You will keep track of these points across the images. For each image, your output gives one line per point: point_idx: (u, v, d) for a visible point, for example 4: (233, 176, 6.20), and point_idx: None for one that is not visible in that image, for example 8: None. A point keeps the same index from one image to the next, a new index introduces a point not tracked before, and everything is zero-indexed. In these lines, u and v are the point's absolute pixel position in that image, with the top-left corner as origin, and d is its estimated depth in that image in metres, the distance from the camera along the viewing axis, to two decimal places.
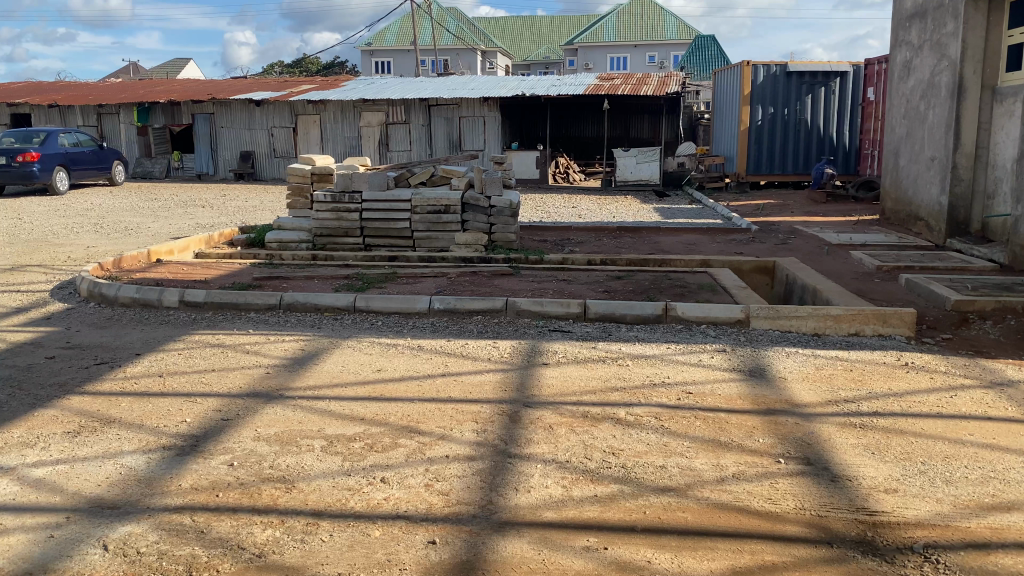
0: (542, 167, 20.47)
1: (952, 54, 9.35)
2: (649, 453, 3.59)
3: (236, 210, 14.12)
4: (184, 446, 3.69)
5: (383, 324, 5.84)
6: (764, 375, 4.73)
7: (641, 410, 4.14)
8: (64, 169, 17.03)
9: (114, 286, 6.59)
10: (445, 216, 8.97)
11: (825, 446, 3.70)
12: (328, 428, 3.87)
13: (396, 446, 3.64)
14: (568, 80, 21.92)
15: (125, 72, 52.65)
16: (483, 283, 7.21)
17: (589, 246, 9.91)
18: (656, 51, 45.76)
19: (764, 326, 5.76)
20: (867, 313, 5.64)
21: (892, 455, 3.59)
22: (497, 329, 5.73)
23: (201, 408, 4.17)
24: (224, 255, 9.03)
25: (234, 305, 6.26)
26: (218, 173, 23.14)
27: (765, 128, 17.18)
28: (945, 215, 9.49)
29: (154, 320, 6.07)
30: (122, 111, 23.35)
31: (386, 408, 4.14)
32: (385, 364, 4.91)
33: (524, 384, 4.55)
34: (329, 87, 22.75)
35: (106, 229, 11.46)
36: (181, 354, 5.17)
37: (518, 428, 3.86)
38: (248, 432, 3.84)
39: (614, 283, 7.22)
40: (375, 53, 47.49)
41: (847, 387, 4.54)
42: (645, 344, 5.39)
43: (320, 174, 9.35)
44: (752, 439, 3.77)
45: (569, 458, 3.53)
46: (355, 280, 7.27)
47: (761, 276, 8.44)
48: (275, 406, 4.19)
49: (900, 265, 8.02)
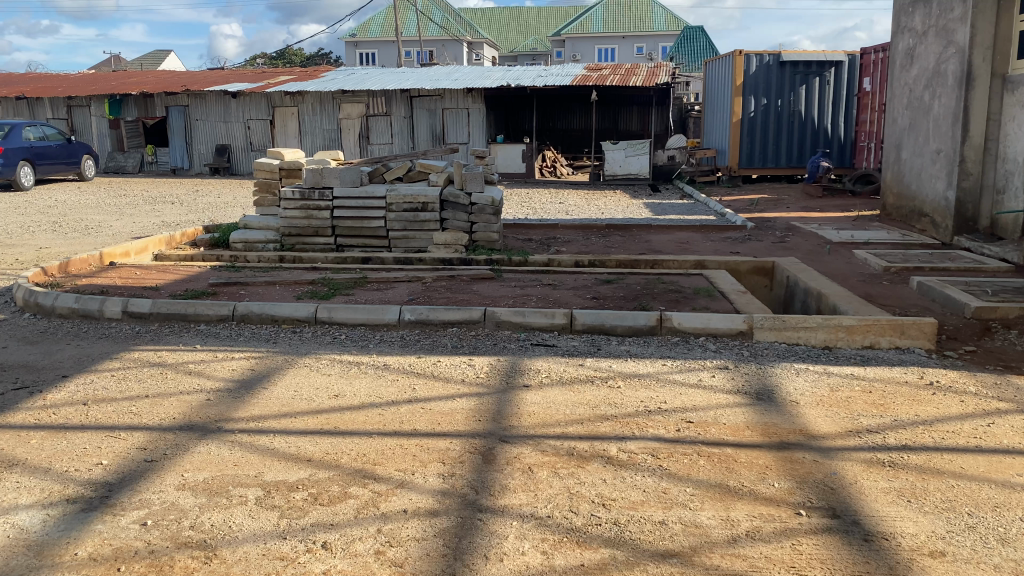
0: (529, 160, 19.79)
1: (959, 41, 8.82)
2: (646, 504, 3.03)
3: (207, 206, 13.50)
4: (92, 498, 3.08)
5: (347, 339, 5.25)
6: (773, 399, 4.17)
7: (634, 445, 3.57)
8: (29, 163, 16.28)
9: (51, 294, 5.97)
10: (422, 214, 8.36)
11: (850, 491, 3.15)
12: (266, 473, 3.28)
13: (345, 498, 3.07)
14: (553, 70, 21.30)
15: (106, 65, 51.91)
16: (460, 289, 6.64)
17: (577, 245, 9.36)
18: (643, 42, 45.18)
19: (768, 338, 5.22)
20: (883, 323, 5.10)
21: (932, 504, 3.05)
22: (474, 343, 5.15)
23: (123, 447, 3.57)
24: (184, 257, 8.39)
25: (184, 316, 5.66)
26: (193, 166, 22.46)
27: (758, 120, 16.66)
28: (952, 211, 8.98)
29: (92, 333, 5.45)
30: (93, 104, 22.65)
31: (340, 445, 3.56)
32: (344, 389, 4.31)
33: (502, 412, 3.97)
34: (308, 79, 22.09)
35: (66, 227, 10.85)
36: (114, 376, 4.56)
37: (492, 471, 3.29)
38: (172, 478, 3.25)
39: (603, 288, 6.66)
40: (360, 45, 46.78)
41: (868, 414, 3.99)
42: (638, 360, 4.81)
43: (289, 169, 8.77)
44: (764, 484, 3.21)
45: (551, 512, 2.95)
46: (321, 286, 6.67)
47: (759, 278, 7.89)
48: (210, 442, 3.61)
49: (909, 266, 7.50)
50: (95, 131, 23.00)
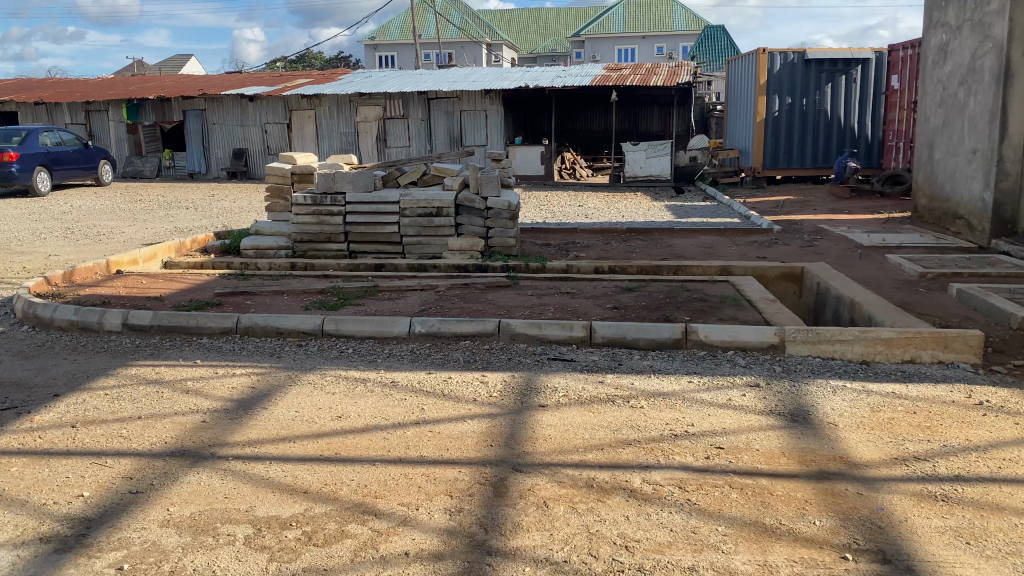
0: (547, 162, 19.48)
1: (997, 35, 8.43)
2: (674, 546, 2.73)
3: (221, 211, 13.37)
4: (68, 537, 2.83)
5: (354, 353, 4.99)
6: (809, 421, 3.86)
7: (660, 476, 3.27)
8: (45, 169, 16.22)
9: (50, 306, 5.77)
10: (436, 219, 8.10)
11: (901, 531, 2.83)
12: (258, 508, 3.02)
13: (342, 537, 2.79)
14: (572, 71, 20.99)
15: (128, 71, 52.35)
16: (474, 298, 6.36)
17: (596, 250, 9.06)
18: (664, 42, 44.81)
19: (801, 352, 4.90)
20: (925, 336, 4.76)
21: (994, 548, 2.71)
22: (487, 357, 4.88)
23: (108, 475, 3.33)
24: (193, 265, 8.20)
25: (185, 329, 5.43)
26: (210, 170, 22.40)
27: (783, 119, 16.24)
28: (990, 214, 8.58)
29: (90, 347, 5.23)
30: (111, 109, 22.67)
31: (340, 475, 3.29)
32: (349, 409, 4.04)
33: (515, 435, 3.69)
34: (324, 82, 21.95)
35: (77, 233, 10.72)
36: (108, 395, 4.32)
37: (503, 506, 3.01)
38: (157, 513, 2.99)
39: (624, 296, 6.36)
40: (379, 47, 46.76)
41: (913, 438, 3.65)
42: (661, 376, 4.52)
43: (301, 174, 8.55)
44: (804, 521, 2.90)
45: (569, 556, 2.67)
46: (330, 296, 6.44)
47: (787, 284, 7.57)
48: (201, 471, 3.35)
49: (946, 271, 7.14)
50: (113, 136, 23.03)
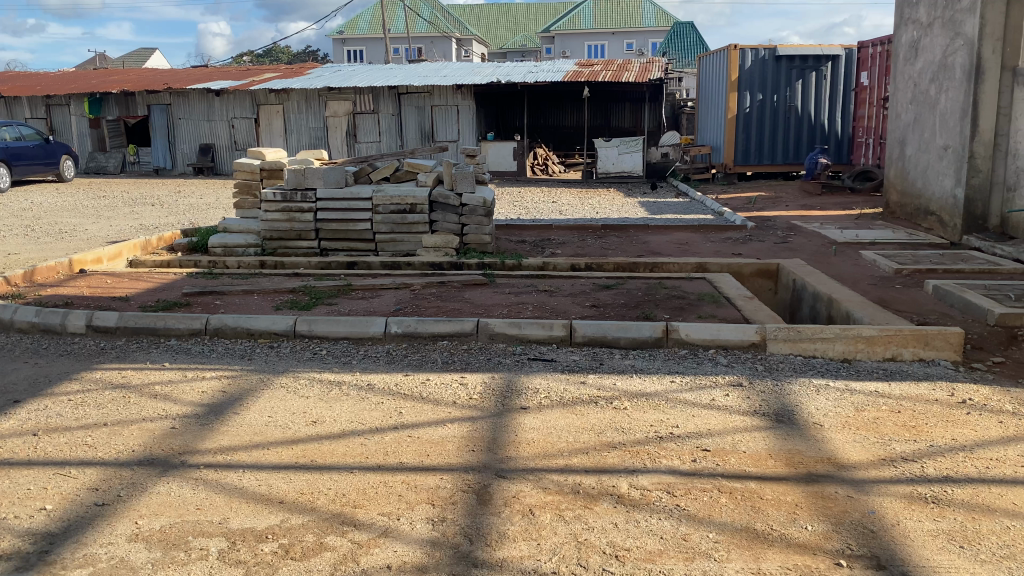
0: (520, 158, 19.42)
1: (968, 32, 8.49)
2: (665, 555, 2.65)
3: (188, 208, 13.09)
4: (29, 554, 2.68)
5: (328, 354, 4.86)
6: (793, 421, 3.81)
7: (648, 480, 3.19)
8: (4, 164, 15.76)
9: (9, 308, 5.56)
10: (410, 216, 7.96)
11: (893, 535, 2.78)
12: (232, 519, 2.89)
13: (320, 550, 2.68)
14: (544, 66, 20.88)
15: (90, 64, 51.26)
16: (450, 296, 6.25)
17: (571, 247, 8.97)
18: (633, 38, 45.00)
19: (782, 349, 4.86)
20: (905, 333, 4.75)
21: (988, 551, 2.67)
22: (466, 357, 4.78)
23: (72, 486, 3.17)
24: (161, 264, 7.99)
25: (152, 331, 5.25)
26: (176, 166, 21.99)
27: (754, 116, 16.31)
28: (961, 210, 8.65)
29: (53, 350, 5.04)
30: (72, 102, 22.14)
31: (318, 484, 3.17)
32: (324, 414, 3.92)
33: (497, 439, 3.59)
34: (293, 76, 21.60)
35: (37, 231, 10.40)
36: (70, 401, 4.14)
37: (488, 515, 2.91)
38: (124, 527, 2.85)
39: (602, 294, 6.28)
40: (347, 42, 46.29)
41: (900, 438, 3.61)
42: (643, 376, 4.45)
43: (270, 170, 8.37)
44: (796, 526, 2.84)
45: (557, 568, 2.57)
46: (301, 295, 6.29)
47: (763, 280, 7.55)
48: (171, 481, 3.21)
49: (921, 268, 7.16)
50: (75, 130, 22.49)
